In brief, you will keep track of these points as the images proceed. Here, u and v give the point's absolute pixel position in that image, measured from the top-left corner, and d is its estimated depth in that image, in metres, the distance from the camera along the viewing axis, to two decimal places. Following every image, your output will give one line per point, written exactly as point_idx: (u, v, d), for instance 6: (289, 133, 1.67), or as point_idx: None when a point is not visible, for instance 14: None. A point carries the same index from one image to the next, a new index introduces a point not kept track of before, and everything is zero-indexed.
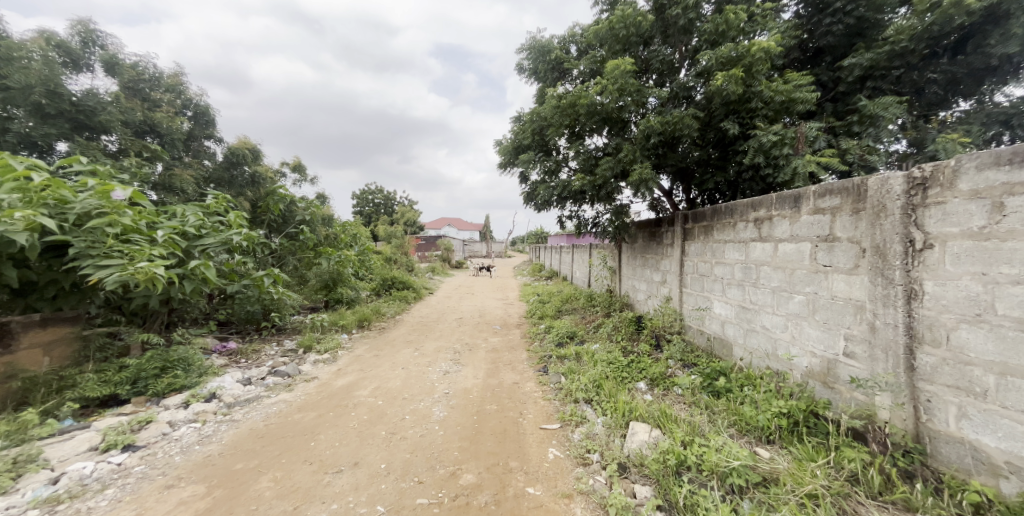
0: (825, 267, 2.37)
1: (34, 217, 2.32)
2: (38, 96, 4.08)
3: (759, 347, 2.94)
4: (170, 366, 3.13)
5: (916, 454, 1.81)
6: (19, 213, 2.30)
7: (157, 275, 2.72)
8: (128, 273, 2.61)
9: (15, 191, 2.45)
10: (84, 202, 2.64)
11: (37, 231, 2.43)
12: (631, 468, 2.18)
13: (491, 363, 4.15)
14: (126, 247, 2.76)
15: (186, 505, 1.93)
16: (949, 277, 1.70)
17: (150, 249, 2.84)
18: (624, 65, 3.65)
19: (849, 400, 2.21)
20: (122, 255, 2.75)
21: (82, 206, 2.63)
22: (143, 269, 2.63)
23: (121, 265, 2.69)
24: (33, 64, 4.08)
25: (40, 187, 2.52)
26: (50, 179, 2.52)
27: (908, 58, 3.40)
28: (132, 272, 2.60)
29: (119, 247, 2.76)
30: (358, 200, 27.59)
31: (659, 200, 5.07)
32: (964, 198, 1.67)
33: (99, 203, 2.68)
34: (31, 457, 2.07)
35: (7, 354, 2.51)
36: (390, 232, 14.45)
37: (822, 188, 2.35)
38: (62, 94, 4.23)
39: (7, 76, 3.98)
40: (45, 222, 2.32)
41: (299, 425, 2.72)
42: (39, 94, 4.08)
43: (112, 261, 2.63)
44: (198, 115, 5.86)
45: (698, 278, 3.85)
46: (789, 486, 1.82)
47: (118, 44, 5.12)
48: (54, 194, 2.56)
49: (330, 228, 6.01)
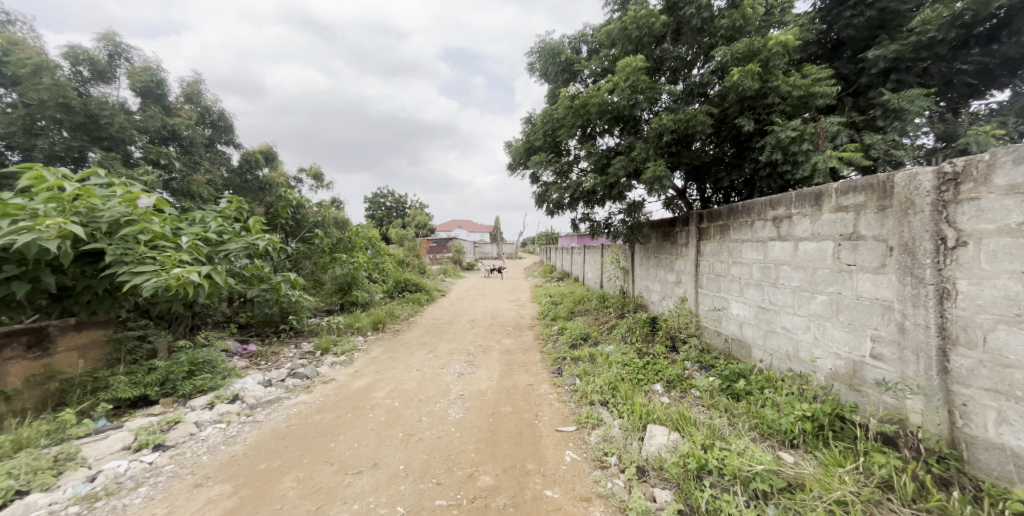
0: (849, 267, 2.30)
1: (66, 225, 2.41)
2: (51, 109, 4.18)
3: (780, 348, 2.87)
4: (197, 368, 3.22)
5: (952, 460, 1.75)
6: (55, 222, 2.39)
7: (188, 280, 2.84)
8: (160, 278, 2.72)
9: (50, 201, 2.55)
10: (113, 210, 2.74)
11: (70, 239, 2.53)
12: (650, 472, 2.15)
13: (504, 365, 4.15)
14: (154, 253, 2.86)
15: (213, 503, 1.98)
16: (986, 276, 1.64)
17: (178, 255, 2.94)
18: (636, 62, 3.63)
19: (877, 403, 2.14)
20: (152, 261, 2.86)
21: (110, 214, 2.73)
22: (174, 273, 2.74)
23: (153, 271, 2.80)
24: (42, 77, 4.17)
25: (71, 196, 2.62)
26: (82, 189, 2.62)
27: (936, 49, 3.29)
28: (165, 277, 2.72)
29: (147, 254, 2.87)
30: (370, 204, 27.97)
31: (672, 200, 5.01)
32: (1000, 194, 1.60)
33: (127, 211, 2.79)
34: (69, 456, 2.17)
35: (44, 357, 2.62)
36: (401, 234, 14.63)
37: (844, 185, 2.29)
38: (74, 107, 4.33)
39: (22, 93, 4.11)
40: (77, 230, 2.41)
41: (319, 426, 2.77)
42: (54, 109, 4.19)
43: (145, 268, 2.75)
44: (216, 123, 6.02)
45: (714, 278, 3.78)
46: (816, 492, 1.77)
47: (144, 56, 5.36)
48: (84, 203, 2.66)
49: (345, 232, 6.11)
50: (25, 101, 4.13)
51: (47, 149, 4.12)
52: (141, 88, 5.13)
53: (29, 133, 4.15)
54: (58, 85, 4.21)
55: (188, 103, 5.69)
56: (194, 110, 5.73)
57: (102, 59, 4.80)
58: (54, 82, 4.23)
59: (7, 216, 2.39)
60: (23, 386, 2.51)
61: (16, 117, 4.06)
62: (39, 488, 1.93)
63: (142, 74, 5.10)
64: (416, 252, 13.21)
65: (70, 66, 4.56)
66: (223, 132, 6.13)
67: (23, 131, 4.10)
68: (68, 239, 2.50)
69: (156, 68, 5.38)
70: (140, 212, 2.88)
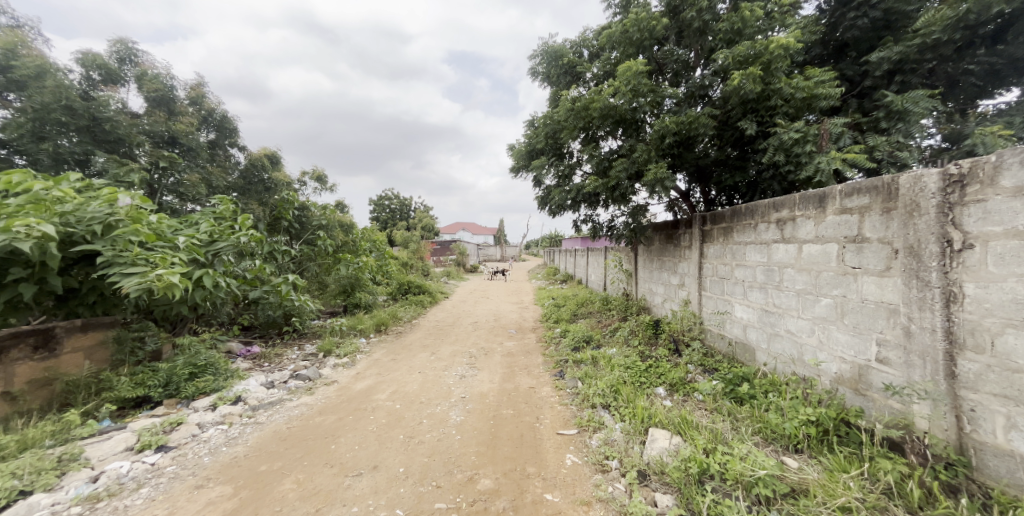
0: (853, 269, 2.28)
1: (38, 225, 2.37)
2: (45, 114, 4.22)
3: (785, 352, 2.83)
4: (200, 370, 3.25)
5: (960, 467, 1.71)
6: (26, 224, 2.35)
7: (174, 282, 2.81)
8: (147, 279, 2.70)
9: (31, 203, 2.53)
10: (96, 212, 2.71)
11: (53, 239, 2.52)
12: (651, 476, 2.13)
13: (506, 368, 4.13)
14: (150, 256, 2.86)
15: (214, 505, 1.98)
16: (993, 279, 1.61)
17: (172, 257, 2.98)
18: (637, 67, 3.60)
19: (883, 408, 2.11)
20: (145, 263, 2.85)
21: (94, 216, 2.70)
22: (155, 274, 2.72)
23: (143, 272, 2.77)
24: (47, 81, 4.20)
25: (57, 198, 2.62)
26: (60, 190, 2.63)
27: (941, 50, 3.26)
28: (148, 279, 2.70)
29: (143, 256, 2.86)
30: (374, 206, 28.08)
31: (676, 201, 4.96)
32: (1007, 196, 1.58)
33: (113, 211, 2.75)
34: (73, 456, 2.19)
35: (51, 358, 2.64)
36: (405, 237, 14.67)
37: (849, 187, 2.26)
38: (78, 110, 4.36)
39: (29, 97, 4.16)
40: (49, 230, 2.36)
41: (321, 428, 2.77)
42: (58, 112, 4.23)
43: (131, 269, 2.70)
44: (221, 126, 6.08)
45: (718, 280, 3.74)
46: (820, 498, 1.74)
47: (154, 61, 5.43)
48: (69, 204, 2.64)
49: (350, 235, 6.11)
50: (30, 104, 4.17)
51: (53, 153, 4.20)
52: (153, 95, 5.19)
53: (37, 138, 4.24)
54: (62, 88, 4.24)
55: (194, 106, 5.74)
56: (199, 112, 5.76)
57: (113, 64, 4.88)
58: (41, 84, 4.21)
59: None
60: (29, 387, 2.52)
61: (20, 123, 4.12)
62: (42, 488, 1.95)
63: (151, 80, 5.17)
64: (420, 254, 13.25)
65: (83, 70, 4.64)
66: (229, 136, 6.20)
67: (32, 136, 4.19)
68: (49, 241, 2.49)
69: (166, 73, 5.46)
70: (129, 211, 2.93)
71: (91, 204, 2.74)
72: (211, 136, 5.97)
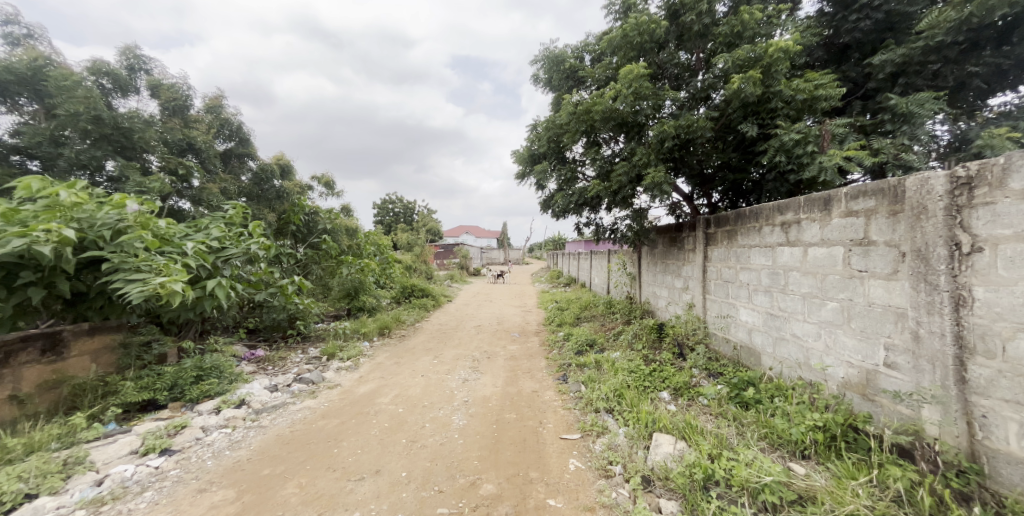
0: (860, 273, 2.25)
1: (60, 230, 2.43)
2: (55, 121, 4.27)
3: (791, 356, 2.80)
4: (205, 373, 3.27)
5: (972, 475, 1.68)
6: (49, 228, 2.42)
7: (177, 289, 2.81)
8: (147, 287, 2.70)
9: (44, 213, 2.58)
10: (109, 216, 2.77)
11: (70, 245, 2.57)
12: (655, 481, 2.11)
13: (510, 371, 4.12)
14: (153, 263, 2.85)
15: (216, 509, 1.99)
16: (1003, 283, 1.59)
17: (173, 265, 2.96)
18: (638, 70, 3.57)
19: (891, 414, 2.07)
20: (149, 269, 2.83)
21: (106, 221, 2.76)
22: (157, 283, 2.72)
23: (146, 279, 2.78)
24: (60, 90, 4.26)
25: (71, 204, 2.67)
26: (78, 197, 2.68)
27: (945, 52, 3.23)
28: (150, 286, 2.68)
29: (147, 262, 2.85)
30: (379, 209, 28.31)
31: (679, 204, 4.94)
32: (1016, 199, 1.56)
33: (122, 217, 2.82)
34: (78, 459, 2.20)
35: (57, 361, 2.68)
36: (410, 240, 14.86)
37: (854, 190, 2.24)
38: (106, 119, 4.43)
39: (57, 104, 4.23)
40: (71, 234, 2.42)
41: (323, 432, 2.77)
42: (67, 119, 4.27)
43: (135, 275, 2.70)
44: (239, 135, 6.05)
45: (722, 284, 3.71)
46: (828, 505, 1.71)
47: (163, 69, 5.49)
48: (82, 210, 2.70)
49: (355, 238, 6.18)
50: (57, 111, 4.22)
51: (71, 159, 4.25)
52: (167, 104, 5.27)
53: (55, 143, 4.31)
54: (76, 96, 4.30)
55: (210, 116, 5.78)
56: (215, 120, 5.78)
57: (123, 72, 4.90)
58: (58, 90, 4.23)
59: (18, 222, 2.50)
60: (36, 390, 2.56)
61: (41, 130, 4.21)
62: (47, 491, 1.96)
63: (170, 91, 5.31)
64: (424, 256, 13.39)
65: (93, 79, 4.67)
66: (245, 145, 6.13)
67: (50, 142, 4.27)
68: (67, 246, 2.53)
69: (184, 85, 5.58)
70: (137, 217, 2.93)
71: (102, 209, 2.78)
72: (226, 145, 5.95)
